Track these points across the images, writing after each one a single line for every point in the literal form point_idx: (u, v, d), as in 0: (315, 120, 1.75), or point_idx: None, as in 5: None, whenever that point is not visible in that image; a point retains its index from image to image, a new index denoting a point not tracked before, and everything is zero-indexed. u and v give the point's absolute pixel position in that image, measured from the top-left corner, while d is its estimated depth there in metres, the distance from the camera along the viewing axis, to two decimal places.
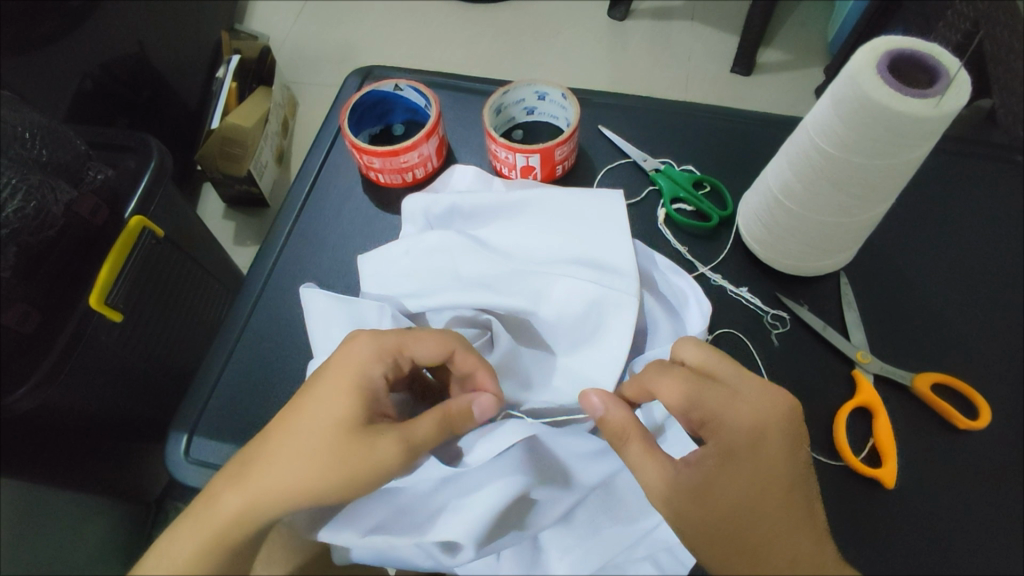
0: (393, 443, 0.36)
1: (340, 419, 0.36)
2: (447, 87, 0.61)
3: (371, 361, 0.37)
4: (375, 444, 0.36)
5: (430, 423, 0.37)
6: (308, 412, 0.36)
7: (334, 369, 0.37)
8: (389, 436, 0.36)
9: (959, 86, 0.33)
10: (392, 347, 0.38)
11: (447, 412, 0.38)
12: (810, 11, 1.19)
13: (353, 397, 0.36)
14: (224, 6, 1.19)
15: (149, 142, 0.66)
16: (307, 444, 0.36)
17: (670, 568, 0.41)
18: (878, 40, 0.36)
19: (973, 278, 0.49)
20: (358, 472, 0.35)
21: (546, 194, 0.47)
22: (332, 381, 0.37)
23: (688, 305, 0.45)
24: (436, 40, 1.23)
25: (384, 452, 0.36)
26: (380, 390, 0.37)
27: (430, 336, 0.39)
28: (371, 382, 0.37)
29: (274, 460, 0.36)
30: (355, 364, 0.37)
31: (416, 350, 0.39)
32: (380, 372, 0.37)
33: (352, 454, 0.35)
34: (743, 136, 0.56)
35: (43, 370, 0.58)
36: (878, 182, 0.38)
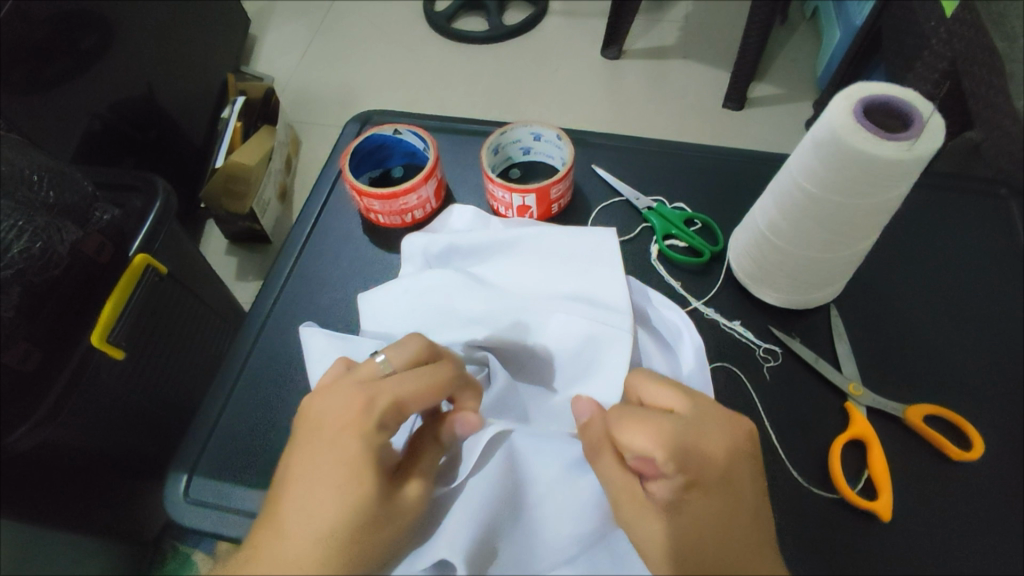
0: (416, 492, 0.35)
1: (362, 495, 0.33)
2: (446, 130, 0.63)
3: (376, 425, 0.34)
4: (402, 503, 0.35)
5: (434, 456, 0.37)
6: (317, 496, 0.32)
7: (336, 442, 0.33)
8: (411, 487, 0.35)
9: (932, 129, 0.35)
10: (391, 407, 0.35)
11: (440, 440, 0.38)
12: (798, 49, 1.23)
13: (370, 469, 0.33)
14: (231, 51, 1.23)
15: (156, 183, 0.68)
16: (325, 528, 0.32)
17: None
18: (853, 87, 0.37)
19: (961, 308, 0.50)
20: (394, 533, 0.34)
21: (542, 232, 0.49)
22: (338, 455, 0.33)
23: (682, 339, 0.45)
24: (437, 80, 1.27)
25: (412, 501, 0.35)
26: (386, 450, 0.35)
27: (421, 381, 0.36)
28: (379, 447, 0.34)
29: (299, 552, 0.32)
30: (362, 431, 0.34)
31: (411, 400, 0.35)
32: (387, 433, 0.35)
33: (382, 521, 0.34)
34: (733, 173, 0.58)
35: (43, 409, 0.58)
36: (860, 221, 0.39)
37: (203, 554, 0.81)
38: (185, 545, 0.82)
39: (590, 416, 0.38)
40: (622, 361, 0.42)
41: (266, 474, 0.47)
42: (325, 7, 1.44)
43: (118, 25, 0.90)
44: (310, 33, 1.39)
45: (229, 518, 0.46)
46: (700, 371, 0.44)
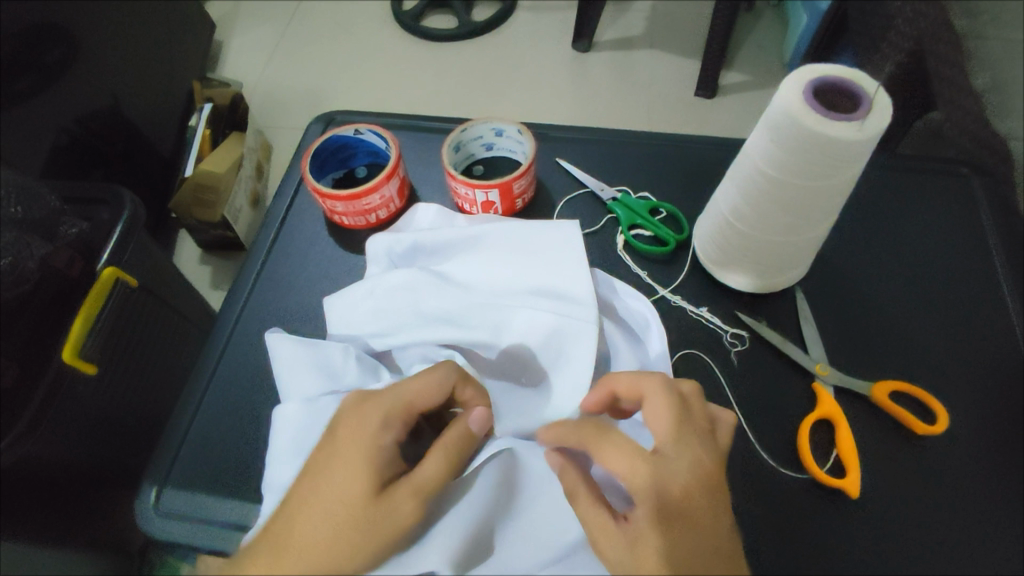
0: (410, 501, 0.35)
1: (358, 487, 0.35)
2: (409, 128, 0.62)
3: (380, 425, 0.36)
4: (394, 504, 0.35)
5: (439, 462, 0.36)
6: (323, 487, 0.35)
7: (347, 437, 0.36)
8: (406, 502, 0.35)
9: (881, 107, 0.35)
10: (402, 406, 0.37)
11: (451, 447, 0.37)
12: (766, 36, 1.24)
13: (365, 464, 0.35)
14: (196, 56, 1.21)
15: (123, 195, 0.67)
16: (328, 514, 0.34)
17: None
18: (803, 69, 0.38)
19: (924, 285, 0.51)
20: (383, 534, 0.34)
21: (508, 227, 0.49)
22: (340, 447, 0.36)
23: (649, 330, 0.46)
24: (407, 79, 1.26)
25: (404, 511, 0.35)
26: (391, 454, 0.36)
27: (424, 381, 0.38)
28: (382, 446, 0.36)
29: (307, 537, 0.34)
30: (366, 424, 0.36)
31: (418, 400, 0.37)
32: (392, 435, 0.36)
33: (377, 520, 0.34)
34: (697, 160, 0.58)
35: (24, 422, 0.57)
36: (819, 201, 0.39)
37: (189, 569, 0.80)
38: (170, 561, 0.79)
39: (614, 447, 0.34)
40: (589, 350, 0.43)
41: (238, 485, 0.46)
42: (291, 10, 1.42)
43: (77, 36, 0.89)
44: (276, 36, 1.37)
45: (203, 530, 0.45)
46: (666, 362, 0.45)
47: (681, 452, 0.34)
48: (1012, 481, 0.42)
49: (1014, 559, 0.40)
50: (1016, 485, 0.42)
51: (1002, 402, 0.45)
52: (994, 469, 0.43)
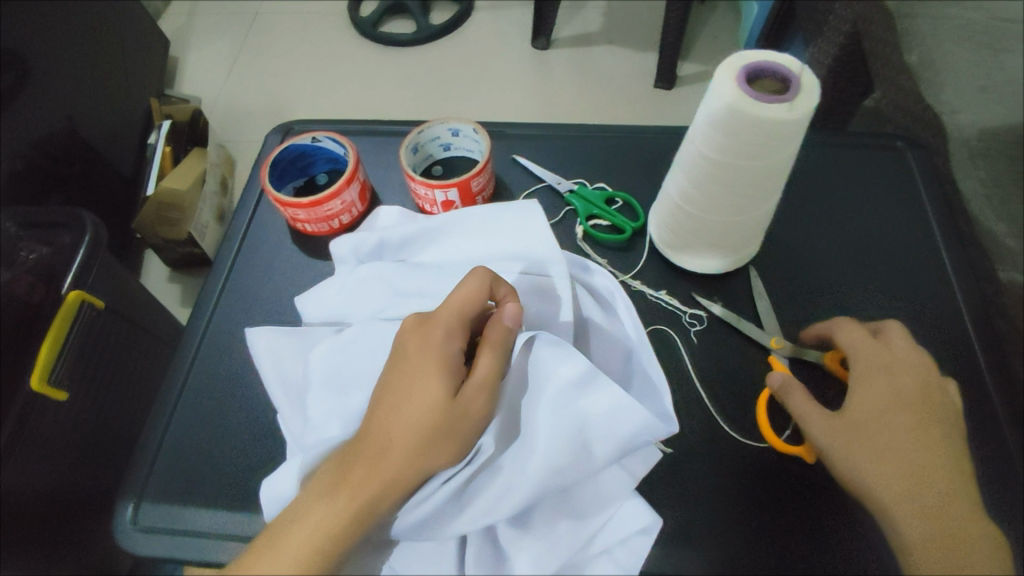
0: (482, 395, 0.38)
1: (438, 394, 0.37)
2: (368, 133, 0.63)
3: (444, 336, 0.39)
4: (470, 403, 0.38)
5: (494, 357, 0.39)
6: (407, 397, 0.38)
7: (419, 352, 0.39)
8: (478, 397, 0.38)
9: (809, 88, 0.37)
10: (458, 314, 0.39)
11: (500, 344, 0.39)
12: (720, 26, 1.27)
13: (439, 372, 0.38)
14: (152, 73, 1.20)
15: (83, 216, 0.66)
16: (416, 418, 0.37)
17: (627, 563, 0.39)
18: (735, 56, 0.39)
19: (870, 256, 0.53)
20: (465, 425, 0.38)
21: (471, 211, 0.50)
22: (414, 363, 0.38)
23: (616, 300, 0.47)
24: (369, 86, 1.26)
25: (478, 406, 0.38)
26: (458, 359, 0.39)
27: (467, 289, 0.40)
28: (451, 353, 0.39)
29: (400, 444, 0.37)
30: (434, 336, 0.39)
31: (467, 308, 0.40)
32: (458, 342, 0.39)
33: (458, 418, 0.38)
34: (650, 149, 0.60)
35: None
36: (761, 181, 0.41)
37: None
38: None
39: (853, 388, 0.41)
40: (565, 309, 0.44)
41: (216, 493, 0.46)
42: (247, 22, 1.41)
43: (28, 58, 0.88)
44: (233, 49, 1.36)
45: (182, 539, 0.45)
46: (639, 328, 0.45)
47: (894, 369, 0.41)
48: None
49: None
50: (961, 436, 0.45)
51: (946, 360, 0.48)
52: None
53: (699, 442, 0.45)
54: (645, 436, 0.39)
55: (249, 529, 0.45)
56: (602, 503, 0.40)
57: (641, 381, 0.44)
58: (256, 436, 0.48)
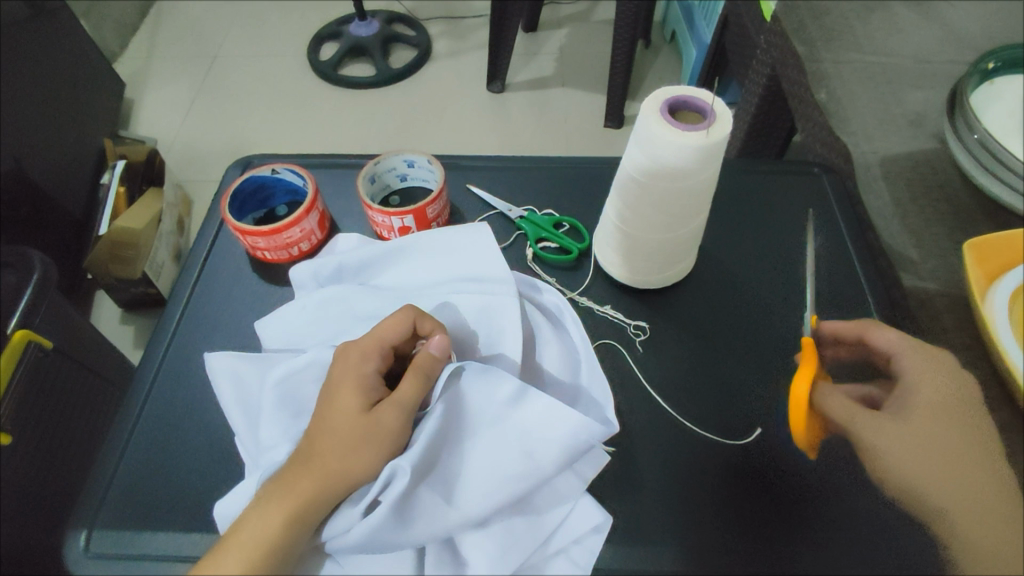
0: (397, 415, 0.40)
1: (353, 410, 0.40)
2: (326, 166, 0.66)
3: (361, 359, 0.42)
4: (382, 419, 0.40)
5: (413, 384, 0.41)
6: (329, 417, 0.41)
7: (339, 377, 0.42)
8: (392, 416, 0.40)
9: (722, 117, 0.42)
10: (377, 340, 0.43)
11: (421, 370, 0.42)
12: (663, 70, 1.37)
13: (358, 392, 0.41)
14: (107, 115, 1.21)
15: (28, 256, 0.67)
16: (336, 433, 0.40)
17: (580, 560, 0.42)
18: (658, 90, 0.44)
19: (794, 270, 0.58)
20: (381, 442, 0.40)
21: (430, 233, 0.53)
22: (337, 385, 0.42)
23: (565, 317, 0.51)
24: (329, 126, 1.29)
25: (389, 424, 0.40)
26: (376, 381, 0.42)
27: (389, 319, 0.43)
28: (368, 375, 0.42)
29: (325, 456, 0.39)
30: (354, 361, 0.42)
31: (386, 335, 0.43)
32: (374, 365, 0.42)
33: (371, 435, 0.40)
34: (595, 178, 0.65)
35: None
36: (687, 202, 0.45)
37: None
38: None
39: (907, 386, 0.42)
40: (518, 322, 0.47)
41: (171, 519, 0.46)
42: (205, 64, 1.43)
43: None
44: (191, 91, 1.38)
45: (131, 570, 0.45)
46: (590, 344, 0.49)
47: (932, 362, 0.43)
48: None
49: None
50: None
51: None
52: None
53: (644, 445, 0.48)
54: (583, 436, 0.42)
55: (202, 549, 0.45)
56: (557, 506, 0.43)
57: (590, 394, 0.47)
58: (211, 460, 0.48)
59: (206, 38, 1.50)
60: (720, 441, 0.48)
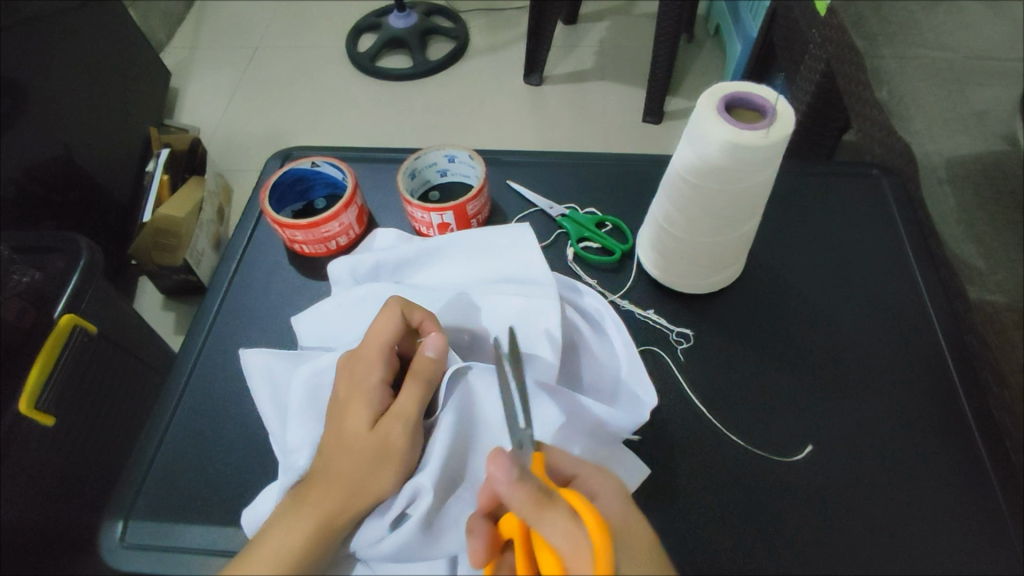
0: (400, 424, 0.39)
1: (361, 423, 0.39)
2: (366, 159, 0.66)
3: (365, 369, 0.40)
4: (390, 429, 0.39)
5: (414, 391, 0.39)
6: (338, 433, 0.39)
7: (346, 390, 0.40)
8: (396, 426, 0.39)
9: (783, 116, 0.39)
10: (378, 346, 0.41)
11: (420, 374, 0.40)
12: (707, 64, 1.33)
13: (364, 405, 0.39)
14: (153, 104, 1.23)
15: (77, 242, 0.69)
16: (347, 450, 0.38)
17: None
18: (714, 87, 0.42)
19: (848, 277, 0.55)
20: (393, 456, 0.39)
21: (473, 231, 0.51)
22: (344, 398, 0.40)
23: (606, 320, 0.49)
24: (367, 118, 1.29)
25: (397, 435, 0.39)
26: (382, 391, 0.40)
27: (382, 320, 0.42)
28: (373, 386, 0.40)
29: (339, 472, 0.38)
30: (359, 371, 0.40)
31: (384, 340, 0.41)
32: (377, 376, 0.40)
33: (381, 451, 0.38)
34: (639, 177, 0.63)
35: None
36: (739, 204, 0.43)
37: None
38: None
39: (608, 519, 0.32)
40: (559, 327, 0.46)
41: (208, 509, 0.46)
42: (247, 55, 1.45)
43: (27, 89, 0.90)
44: (233, 81, 1.40)
45: (171, 558, 0.45)
46: (631, 349, 0.47)
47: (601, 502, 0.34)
48: (943, 452, 0.46)
49: (940, 512, 0.44)
50: (937, 448, 0.46)
51: (924, 377, 0.49)
52: (923, 437, 0.46)
53: (685, 455, 0.46)
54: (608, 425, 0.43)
55: (235, 543, 0.45)
56: None
57: (626, 398, 0.45)
58: (247, 451, 0.49)
59: (248, 29, 1.51)
60: (766, 458, 0.46)
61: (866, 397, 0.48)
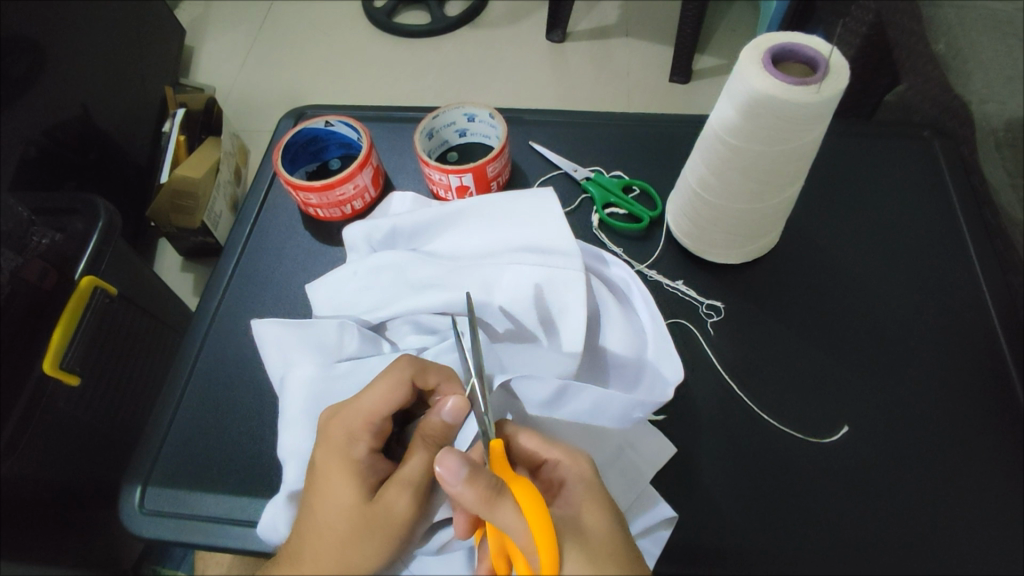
0: (402, 498, 0.36)
1: (352, 500, 0.35)
2: (382, 118, 0.63)
3: (348, 441, 0.37)
4: (389, 504, 0.35)
5: (422, 460, 0.37)
6: (318, 510, 0.35)
7: (326, 461, 0.36)
8: (399, 498, 0.36)
9: (837, 71, 0.36)
10: (367, 415, 0.37)
11: (432, 440, 0.37)
12: (738, 19, 1.25)
13: (350, 478, 0.36)
14: (168, 61, 1.20)
15: (96, 204, 0.67)
16: (330, 532, 0.35)
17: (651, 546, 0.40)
18: (760, 38, 0.38)
19: (894, 247, 0.52)
20: (389, 533, 0.35)
21: (497, 198, 0.49)
22: (326, 472, 0.36)
23: (633, 292, 0.47)
24: (383, 77, 1.25)
25: (400, 509, 0.36)
26: (372, 461, 0.37)
27: (378, 385, 0.37)
28: (361, 459, 0.36)
29: (316, 562, 0.34)
30: (339, 442, 0.36)
31: (379, 409, 0.37)
32: (365, 448, 0.37)
33: (378, 525, 0.35)
34: (669, 138, 0.59)
35: (13, 425, 0.59)
36: (782, 169, 0.40)
37: (185, 575, 0.80)
38: (166, 569, 0.81)
39: (576, 497, 0.34)
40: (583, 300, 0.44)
41: (225, 476, 0.46)
42: (262, 10, 1.41)
43: (44, 46, 0.88)
44: (247, 38, 1.36)
45: (189, 526, 0.45)
46: (659, 322, 0.45)
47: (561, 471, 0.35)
48: (989, 435, 0.43)
49: (985, 498, 0.41)
50: (985, 430, 0.43)
51: (971, 355, 0.46)
52: (969, 420, 0.44)
53: (714, 434, 0.44)
54: (636, 413, 0.40)
55: (254, 512, 0.45)
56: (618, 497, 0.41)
57: (651, 381, 0.43)
58: (266, 420, 0.48)
59: None
60: (798, 437, 0.44)
61: (908, 375, 0.46)
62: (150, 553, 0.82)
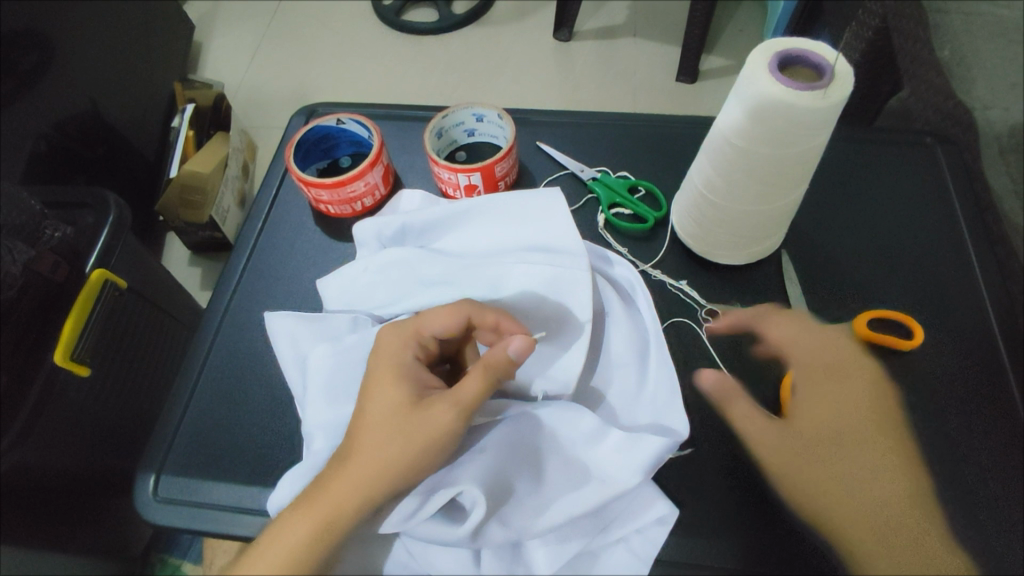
0: (445, 409, 0.38)
1: (400, 401, 0.38)
2: (391, 117, 0.64)
3: (401, 347, 0.41)
4: (433, 412, 0.38)
5: (476, 382, 0.38)
6: (368, 407, 0.39)
7: (376, 367, 0.40)
8: (441, 409, 0.38)
9: (842, 77, 0.36)
10: (417, 331, 0.41)
11: (489, 366, 0.38)
12: (744, 20, 1.26)
13: (399, 381, 0.39)
14: (178, 56, 1.21)
15: (107, 198, 0.69)
16: (376, 427, 0.38)
17: (643, 551, 0.40)
18: (769, 43, 0.39)
19: (895, 250, 0.53)
20: (427, 440, 0.37)
21: (508, 195, 0.50)
22: (374, 379, 0.40)
23: (638, 293, 0.47)
24: (391, 75, 1.26)
25: (441, 418, 0.38)
26: (417, 370, 0.40)
27: (440, 311, 0.41)
28: (407, 365, 0.40)
29: (358, 456, 0.37)
30: (393, 352, 0.41)
31: (431, 327, 0.41)
32: (412, 355, 0.41)
33: (417, 430, 0.37)
34: (675, 139, 0.60)
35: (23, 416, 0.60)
36: (788, 171, 0.41)
37: (192, 563, 0.82)
38: (173, 557, 0.82)
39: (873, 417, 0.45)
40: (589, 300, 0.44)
41: (238, 467, 0.47)
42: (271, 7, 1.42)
43: (52, 40, 0.89)
44: (256, 34, 1.37)
45: (201, 515, 0.46)
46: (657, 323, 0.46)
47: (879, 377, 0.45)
48: (983, 437, 0.44)
49: (977, 500, 0.42)
50: (981, 432, 0.44)
51: (968, 357, 0.47)
52: (965, 422, 0.45)
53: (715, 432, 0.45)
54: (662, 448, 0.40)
55: (264, 501, 0.46)
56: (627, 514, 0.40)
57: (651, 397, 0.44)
58: (277, 411, 0.49)
59: None
60: None
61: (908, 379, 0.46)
62: (160, 541, 0.83)
